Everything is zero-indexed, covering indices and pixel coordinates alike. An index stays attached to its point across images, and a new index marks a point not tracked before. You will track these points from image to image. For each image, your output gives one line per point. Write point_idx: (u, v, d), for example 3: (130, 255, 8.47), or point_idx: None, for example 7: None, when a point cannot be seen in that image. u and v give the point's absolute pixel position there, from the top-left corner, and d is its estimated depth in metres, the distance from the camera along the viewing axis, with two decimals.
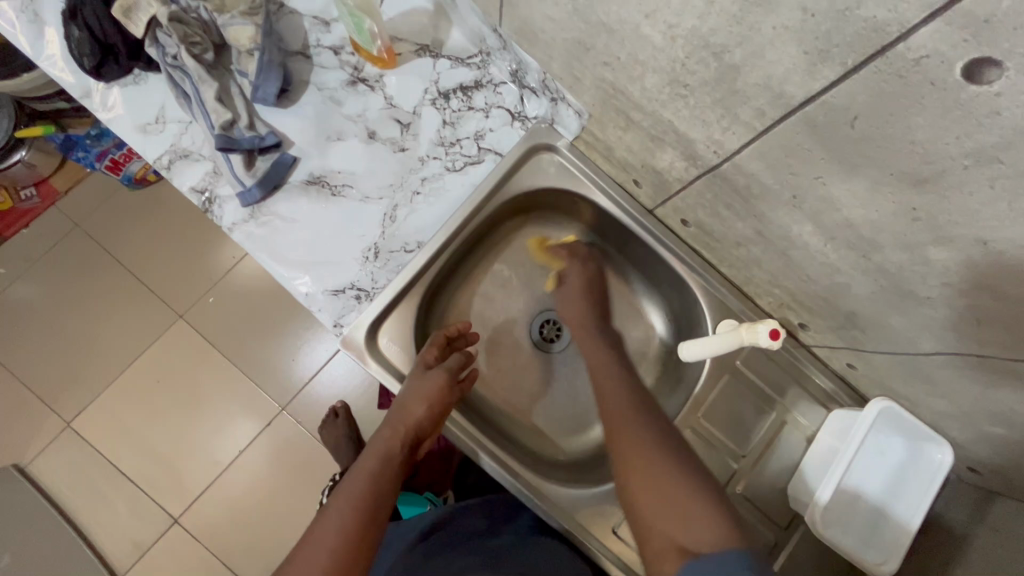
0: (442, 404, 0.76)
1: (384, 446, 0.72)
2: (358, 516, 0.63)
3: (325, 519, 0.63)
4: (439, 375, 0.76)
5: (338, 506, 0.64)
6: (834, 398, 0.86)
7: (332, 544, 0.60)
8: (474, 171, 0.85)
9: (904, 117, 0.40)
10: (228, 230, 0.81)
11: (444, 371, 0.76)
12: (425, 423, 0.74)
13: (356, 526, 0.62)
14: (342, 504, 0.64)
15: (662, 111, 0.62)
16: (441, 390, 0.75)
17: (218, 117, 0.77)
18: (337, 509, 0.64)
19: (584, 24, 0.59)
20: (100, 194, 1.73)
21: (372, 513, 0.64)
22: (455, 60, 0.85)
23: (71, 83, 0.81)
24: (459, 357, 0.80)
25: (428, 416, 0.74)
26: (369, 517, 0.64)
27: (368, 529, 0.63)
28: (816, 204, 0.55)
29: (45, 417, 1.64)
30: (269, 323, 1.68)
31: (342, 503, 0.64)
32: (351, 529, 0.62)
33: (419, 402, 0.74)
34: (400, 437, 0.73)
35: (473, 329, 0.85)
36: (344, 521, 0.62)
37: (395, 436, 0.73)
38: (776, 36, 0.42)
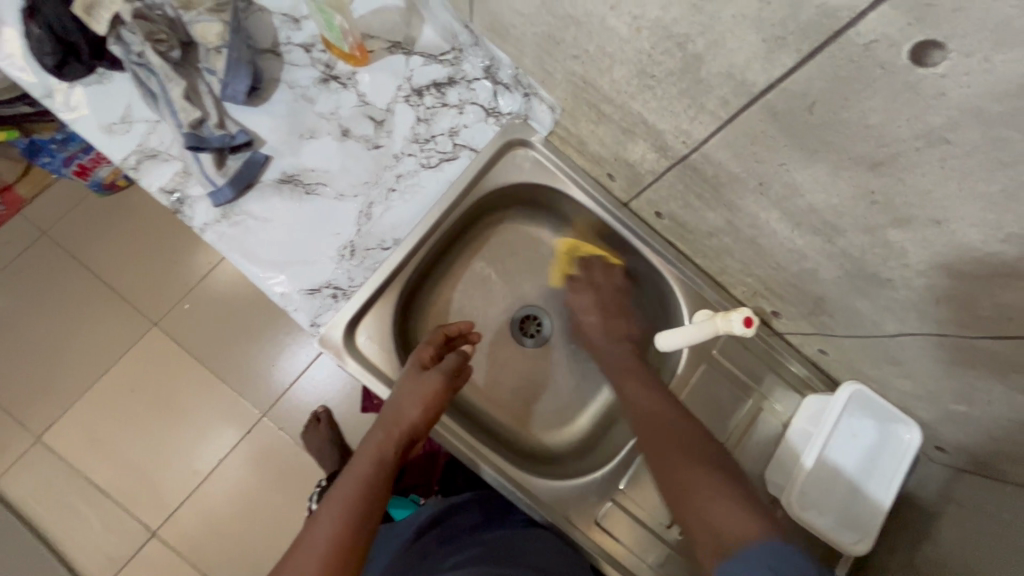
0: (437, 404, 0.75)
1: (377, 446, 0.71)
2: (350, 519, 0.62)
3: (317, 525, 0.62)
4: (435, 376, 0.76)
5: (329, 511, 0.63)
6: (808, 384, 0.88)
7: (322, 550, 0.59)
8: (449, 168, 0.85)
9: (858, 101, 0.41)
10: (200, 230, 0.80)
11: (440, 372, 0.76)
12: (420, 424, 0.74)
13: (348, 530, 0.62)
14: (334, 508, 0.63)
15: (632, 103, 0.63)
16: (437, 392, 0.75)
17: (187, 115, 0.76)
18: (327, 515, 0.63)
19: (552, 17, 0.60)
20: (68, 200, 1.69)
21: (364, 517, 0.63)
22: (427, 57, 0.85)
23: (31, 83, 0.79)
24: (456, 357, 0.80)
25: (423, 418, 0.74)
26: (361, 521, 0.63)
27: (359, 534, 0.62)
28: (781, 190, 0.57)
29: (14, 432, 1.59)
30: (247, 328, 1.65)
31: (335, 507, 0.63)
32: (342, 534, 0.61)
33: (416, 404, 0.74)
34: (394, 438, 0.72)
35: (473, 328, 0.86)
36: (335, 526, 0.61)
37: (389, 436, 0.72)
38: (736, 25, 0.43)
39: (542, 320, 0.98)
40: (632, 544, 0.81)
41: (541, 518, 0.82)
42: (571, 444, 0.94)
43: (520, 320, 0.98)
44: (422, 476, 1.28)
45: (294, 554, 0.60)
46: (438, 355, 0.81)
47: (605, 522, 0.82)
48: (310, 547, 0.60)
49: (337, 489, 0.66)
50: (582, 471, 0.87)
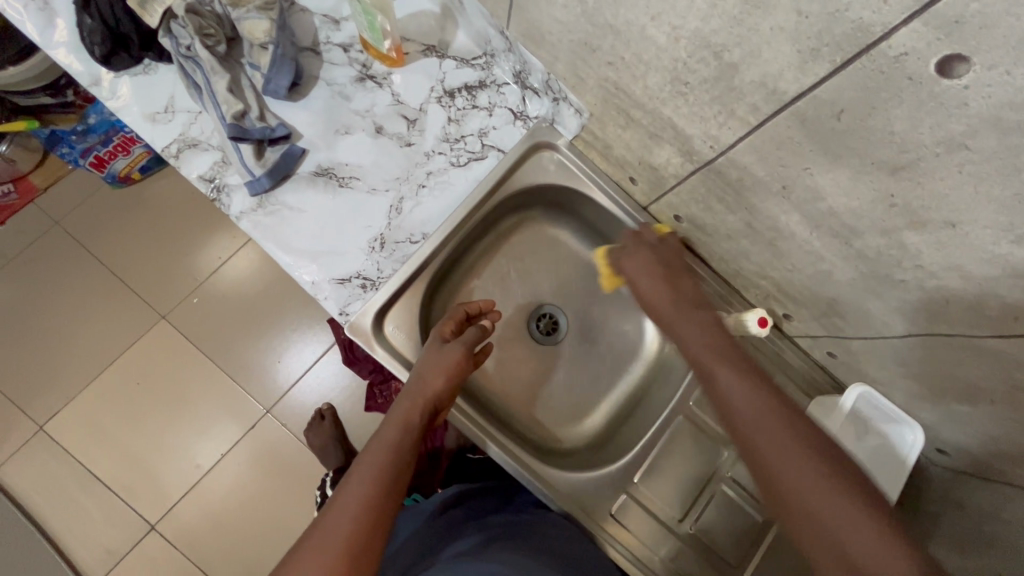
0: (459, 375, 0.78)
1: (404, 414, 0.72)
2: (379, 482, 0.64)
3: (348, 488, 0.63)
4: (456, 348, 0.79)
5: (360, 472, 0.64)
6: (816, 386, 0.91)
7: (355, 510, 0.60)
8: (478, 167, 0.89)
9: (884, 110, 0.45)
10: (236, 218, 0.82)
11: (461, 344, 0.79)
12: (443, 394, 0.76)
13: (380, 490, 0.63)
14: (366, 469, 0.65)
15: (663, 108, 0.66)
16: (460, 361, 0.78)
17: (229, 107, 0.79)
18: (360, 475, 0.64)
19: (591, 26, 0.64)
20: (82, 191, 1.70)
21: (396, 479, 0.65)
22: (460, 61, 0.88)
23: (79, 71, 0.81)
24: (475, 331, 0.83)
25: (446, 387, 0.77)
26: (391, 483, 0.64)
27: (389, 494, 0.63)
28: (802, 193, 0.61)
29: (16, 420, 1.59)
30: (257, 323, 1.67)
31: (365, 469, 0.65)
32: (373, 494, 0.62)
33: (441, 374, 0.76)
34: (419, 406, 0.74)
35: (492, 306, 0.88)
36: (366, 488, 0.62)
37: (415, 405, 0.74)
38: (773, 36, 0.47)
39: (557, 317, 1.01)
40: (644, 537, 0.84)
41: (556, 506, 0.85)
42: (584, 440, 0.97)
43: (536, 318, 1.01)
44: (424, 475, 1.31)
45: (325, 513, 0.61)
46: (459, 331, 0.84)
47: (619, 511, 0.85)
48: (343, 508, 0.61)
49: (367, 452, 0.68)
50: (596, 465, 0.90)
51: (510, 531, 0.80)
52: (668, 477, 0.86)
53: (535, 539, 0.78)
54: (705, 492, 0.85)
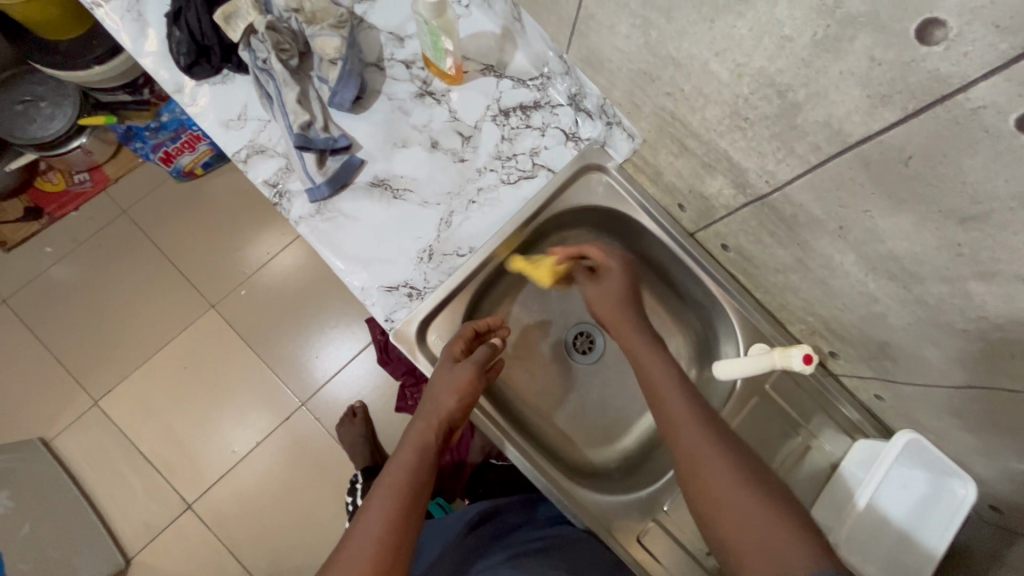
0: (471, 395, 0.77)
1: (418, 437, 0.73)
2: (399, 507, 0.65)
3: (366, 514, 0.65)
4: (467, 368, 0.78)
5: (379, 499, 0.66)
6: (860, 428, 0.88)
7: (377, 537, 0.62)
8: (527, 185, 0.90)
9: (957, 159, 0.44)
10: (295, 222, 0.86)
11: (472, 364, 0.78)
12: (455, 415, 0.76)
13: (401, 517, 0.64)
14: (384, 498, 0.66)
15: (719, 141, 0.66)
16: (470, 379, 0.77)
17: (297, 118, 0.84)
18: (378, 502, 0.65)
19: (652, 57, 0.65)
20: (149, 183, 1.81)
21: (413, 503, 0.66)
22: (516, 81, 0.91)
23: (164, 79, 0.87)
24: (486, 349, 0.81)
25: (458, 407, 0.76)
26: (409, 508, 0.66)
27: (407, 523, 0.64)
28: (860, 234, 0.59)
29: (74, 393, 1.69)
30: (299, 319, 1.73)
31: (383, 493, 0.66)
32: (393, 521, 0.64)
33: (449, 391, 0.76)
34: (432, 428, 0.74)
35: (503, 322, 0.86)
36: (384, 514, 0.64)
37: (428, 428, 0.74)
38: (842, 80, 0.47)
39: (594, 337, 1.01)
40: (672, 565, 0.82)
41: (581, 524, 0.85)
42: (615, 461, 0.97)
43: (573, 337, 1.01)
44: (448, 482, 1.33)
45: (348, 539, 0.63)
46: (469, 348, 0.82)
47: (647, 537, 0.84)
48: (362, 534, 0.62)
49: (383, 478, 0.69)
50: (623, 488, 0.90)
51: (539, 549, 0.81)
52: None
53: (562, 557, 0.79)
54: None
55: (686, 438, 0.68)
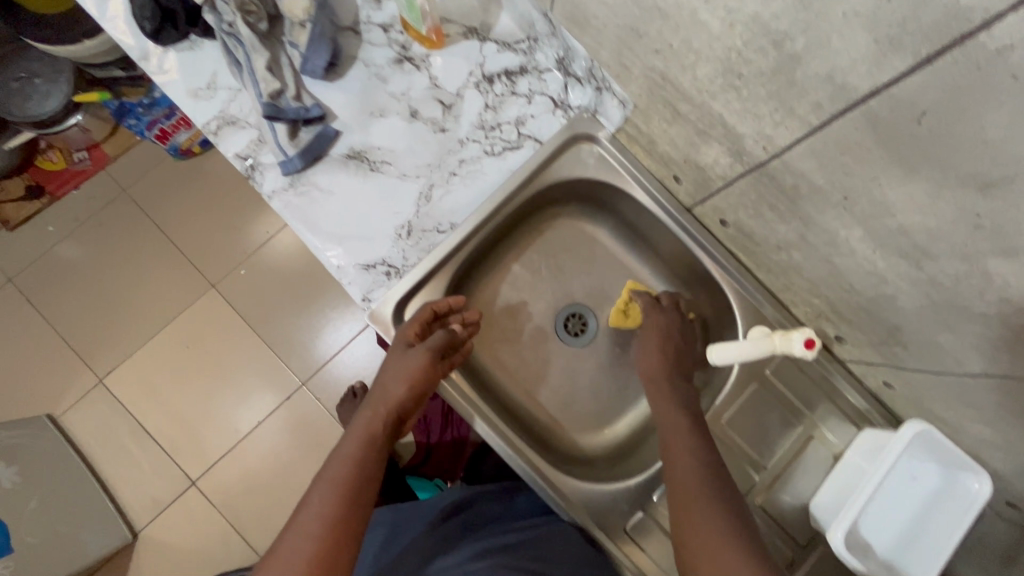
0: (423, 382, 0.74)
1: (366, 427, 0.70)
2: (340, 500, 0.62)
3: (306, 512, 0.62)
4: (420, 354, 0.74)
5: (317, 493, 0.63)
6: (867, 418, 0.82)
7: (313, 534, 0.60)
8: (512, 157, 0.85)
9: (978, 114, 0.38)
10: (268, 197, 0.82)
11: (425, 349, 0.75)
12: (406, 402, 0.73)
13: (344, 515, 0.62)
14: (325, 491, 0.63)
15: (712, 103, 0.60)
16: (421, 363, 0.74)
17: (267, 85, 0.79)
18: (318, 496, 0.63)
19: (639, 9, 0.58)
20: (148, 161, 1.79)
21: (358, 496, 0.64)
22: (501, 45, 0.84)
23: (131, 45, 0.83)
24: (443, 333, 0.77)
25: (409, 395, 0.73)
26: (353, 503, 0.63)
27: (349, 516, 0.62)
28: (867, 207, 0.53)
29: (79, 371, 1.71)
30: (298, 300, 1.72)
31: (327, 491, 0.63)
32: (337, 519, 0.61)
33: (400, 378, 0.73)
34: (383, 416, 0.72)
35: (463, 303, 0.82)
36: (327, 512, 0.61)
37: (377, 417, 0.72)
38: (845, 24, 0.41)
39: (587, 318, 0.97)
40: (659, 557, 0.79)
41: (564, 516, 0.81)
42: (604, 447, 0.93)
43: (565, 318, 0.97)
44: (449, 463, 1.31)
45: (285, 534, 0.61)
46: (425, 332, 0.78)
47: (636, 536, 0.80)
48: (300, 535, 0.60)
49: (326, 471, 0.66)
50: (614, 476, 0.86)
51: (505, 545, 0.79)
52: None
53: (538, 555, 0.77)
54: None
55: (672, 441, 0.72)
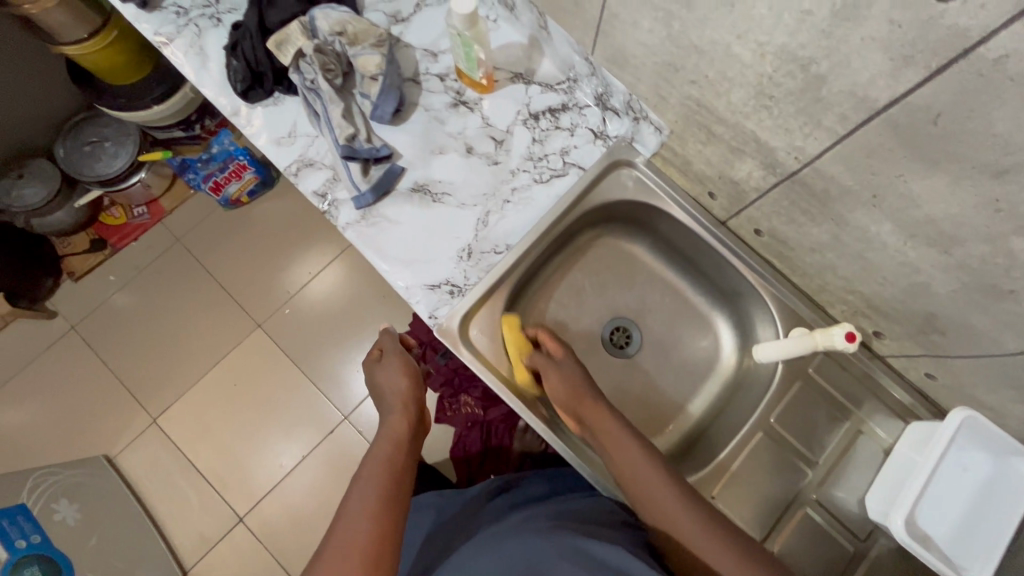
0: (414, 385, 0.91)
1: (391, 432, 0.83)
2: (384, 486, 0.73)
3: (352, 503, 0.71)
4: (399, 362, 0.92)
5: (361, 485, 0.73)
6: (912, 411, 0.86)
7: (368, 512, 0.69)
8: (559, 183, 0.94)
9: (984, 112, 0.45)
10: (342, 228, 0.91)
11: (401, 357, 0.93)
12: (411, 405, 0.88)
13: (382, 499, 0.72)
14: (367, 481, 0.74)
15: (745, 123, 0.69)
16: (404, 367, 0.91)
17: (342, 131, 0.90)
18: (361, 486, 0.73)
19: (676, 47, 0.68)
20: (201, 213, 1.94)
21: (396, 481, 0.75)
22: (545, 86, 0.95)
23: (223, 104, 0.95)
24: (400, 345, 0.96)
25: (409, 397, 0.89)
26: (394, 488, 0.74)
27: (393, 496, 0.73)
28: (895, 202, 0.60)
29: (135, 412, 1.79)
30: (341, 336, 1.81)
31: (362, 484, 0.73)
32: (381, 500, 0.71)
33: (398, 382, 0.90)
34: (400, 420, 0.85)
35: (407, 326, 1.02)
36: (371, 496, 0.72)
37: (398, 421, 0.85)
38: (863, 46, 0.49)
39: (631, 330, 1.04)
40: None
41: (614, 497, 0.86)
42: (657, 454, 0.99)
43: (610, 331, 1.03)
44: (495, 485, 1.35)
45: (340, 520, 0.69)
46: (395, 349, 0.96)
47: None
48: (355, 517, 0.69)
49: (364, 468, 0.77)
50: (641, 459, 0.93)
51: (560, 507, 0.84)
52: (744, 488, 0.86)
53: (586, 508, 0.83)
54: (789, 509, 0.85)
55: (625, 458, 0.79)
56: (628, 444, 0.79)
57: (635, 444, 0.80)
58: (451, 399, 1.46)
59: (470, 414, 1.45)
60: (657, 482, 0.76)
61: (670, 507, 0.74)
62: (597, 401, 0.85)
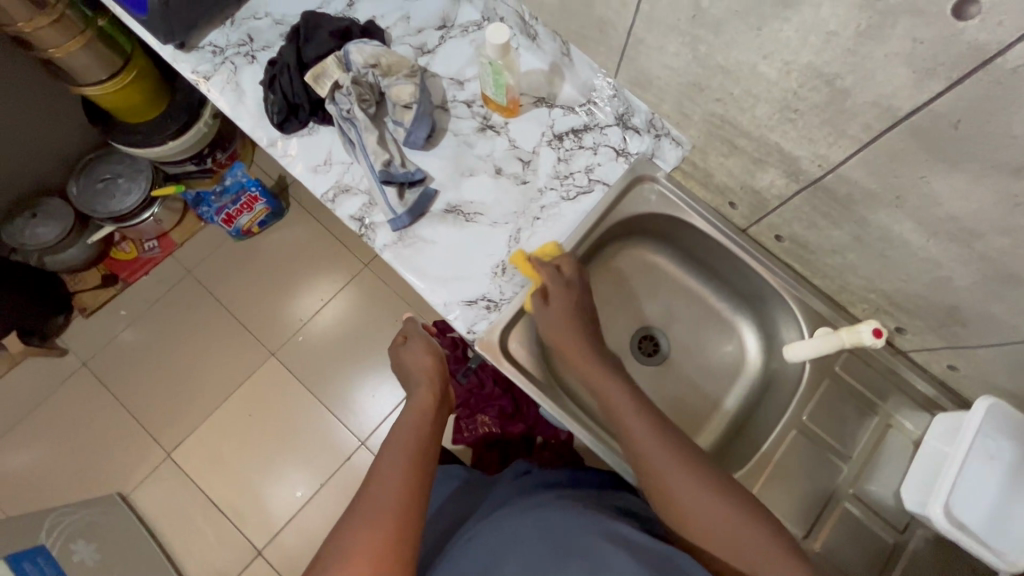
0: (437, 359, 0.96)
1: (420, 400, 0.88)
2: (416, 442, 0.77)
3: (387, 454, 0.75)
4: (422, 341, 0.98)
5: (393, 441, 0.77)
6: (936, 403, 0.90)
7: (402, 462, 0.73)
8: (586, 200, 0.98)
9: (1003, 116, 0.50)
10: (380, 249, 0.95)
11: (425, 338, 0.98)
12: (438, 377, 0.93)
13: (412, 452, 0.75)
14: (399, 438, 0.78)
15: (769, 135, 0.74)
16: (428, 346, 0.97)
17: (378, 157, 0.94)
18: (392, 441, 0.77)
19: (701, 68, 0.73)
20: (210, 244, 1.94)
21: (426, 439, 0.79)
22: (567, 109, 1.00)
23: (259, 135, 0.99)
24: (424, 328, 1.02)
25: (433, 370, 0.93)
26: (425, 443, 0.78)
27: (424, 451, 0.76)
28: (917, 202, 0.65)
29: (148, 446, 1.77)
30: (356, 362, 1.82)
31: (395, 446, 0.76)
32: (412, 452, 0.75)
33: (424, 357, 0.95)
34: (429, 390, 0.89)
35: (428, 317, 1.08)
36: (405, 447, 0.76)
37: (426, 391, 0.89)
38: (887, 61, 0.54)
39: (658, 338, 1.07)
40: None
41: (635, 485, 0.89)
42: None
43: (638, 340, 1.07)
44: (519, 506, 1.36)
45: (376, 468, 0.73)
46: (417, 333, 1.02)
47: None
48: (389, 465, 0.73)
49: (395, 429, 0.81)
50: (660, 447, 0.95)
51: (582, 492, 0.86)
52: (782, 485, 0.89)
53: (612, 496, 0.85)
54: (828, 505, 0.88)
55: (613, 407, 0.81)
56: (615, 393, 0.82)
57: (619, 393, 0.82)
58: (468, 420, 1.50)
59: (487, 433, 1.47)
60: (639, 426, 0.78)
61: (651, 449, 0.75)
62: (590, 356, 0.87)
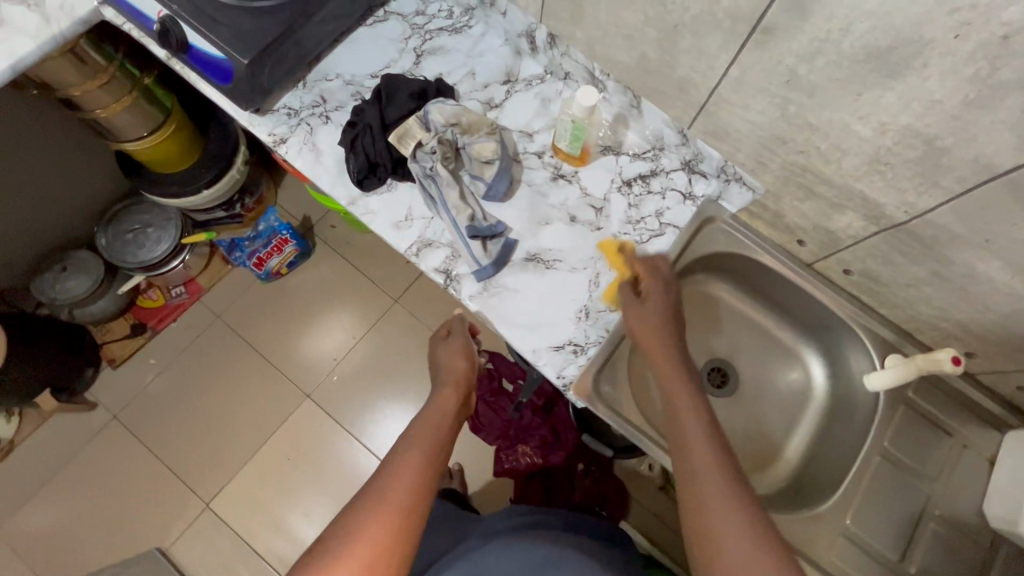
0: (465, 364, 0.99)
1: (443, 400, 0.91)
2: (436, 441, 0.80)
3: (404, 444, 0.79)
4: (460, 339, 1.02)
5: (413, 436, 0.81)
6: (1005, 421, 0.95)
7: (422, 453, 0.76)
8: (658, 243, 1.01)
9: None
10: (466, 300, 0.97)
11: (462, 336, 1.02)
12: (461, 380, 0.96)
13: (433, 448, 0.78)
14: (421, 434, 0.81)
15: (855, 184, 0.79)
16: (465, 350, 1.00)
17: (462, 212, 0.97)
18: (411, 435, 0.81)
19: (788, 124, 0.78)
20: (237, 289, 1.91)
21: (443, 441, 0.82)
22: (633, 156, 1.04)
23: (339, 193, 1.01)
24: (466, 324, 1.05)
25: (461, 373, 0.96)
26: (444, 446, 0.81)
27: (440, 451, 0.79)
28: (1008, 244, 0.70)
29: (186, 498, 1.73)
30: (394, 401, 1.82)
31: (412, 440, 0.79)
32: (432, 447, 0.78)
33: (458, 361, 0.98)
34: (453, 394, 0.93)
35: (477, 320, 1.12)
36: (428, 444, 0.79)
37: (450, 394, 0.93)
38: (992, 127, 0.61)
39: (727, 371, 1.11)
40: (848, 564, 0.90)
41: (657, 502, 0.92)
42: (769, 488, 1.04)
43: (708, 372, 1.11)
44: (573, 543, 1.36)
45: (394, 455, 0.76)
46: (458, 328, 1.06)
47: (821, 532, 0.92)
48: (407, 455, 0.76)
49: (415, 423, 0.84)
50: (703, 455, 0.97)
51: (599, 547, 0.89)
52: (869, 510, 0.92)
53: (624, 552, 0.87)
54: (916, 527, 0.91)
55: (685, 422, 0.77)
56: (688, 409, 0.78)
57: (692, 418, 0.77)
58: (507, 450, 1.49)
59: (530, 462, 1.47)
60: (702, 459, 0.71)
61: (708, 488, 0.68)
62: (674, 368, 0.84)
